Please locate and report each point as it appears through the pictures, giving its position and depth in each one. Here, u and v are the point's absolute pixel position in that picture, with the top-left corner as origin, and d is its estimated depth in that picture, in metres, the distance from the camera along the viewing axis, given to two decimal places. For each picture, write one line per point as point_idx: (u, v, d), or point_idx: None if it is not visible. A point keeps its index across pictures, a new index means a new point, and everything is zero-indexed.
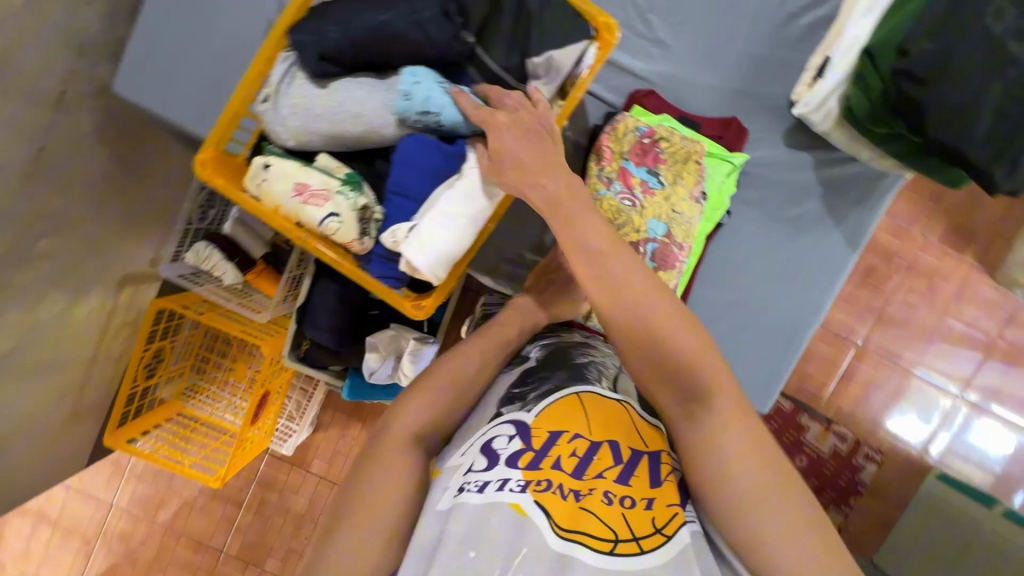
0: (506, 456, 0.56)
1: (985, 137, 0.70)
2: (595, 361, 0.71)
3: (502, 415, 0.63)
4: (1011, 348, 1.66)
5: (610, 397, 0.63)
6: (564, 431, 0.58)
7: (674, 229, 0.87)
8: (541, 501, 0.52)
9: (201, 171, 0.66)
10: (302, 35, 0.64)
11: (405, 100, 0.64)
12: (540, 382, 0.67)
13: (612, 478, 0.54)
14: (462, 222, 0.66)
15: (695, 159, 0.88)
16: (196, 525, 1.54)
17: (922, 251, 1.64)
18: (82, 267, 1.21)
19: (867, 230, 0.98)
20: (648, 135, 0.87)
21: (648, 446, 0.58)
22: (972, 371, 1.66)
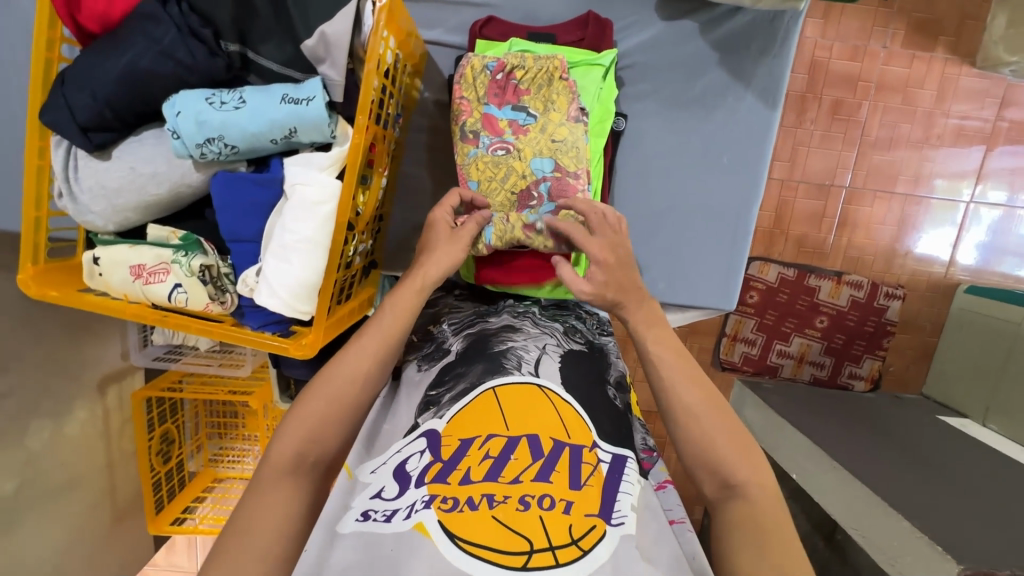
0: (415, 476, 0.51)
1: None
2: (518, 345, 0.65)
3: (416, 426, 0.57)
4: (1014, 128, 1.51)
5: (525, 384, 0.58)
6: (476, 436, 0.53)
7: (562, 159, 0.77)
8: (446, 522, 0.46)
9: (30, 291, 0.61)
10: (53, 113, 0.57)
11: (178, 138, 0.56)
12: (455, 380, 0.61)
13: (530, 480, 0.49)
14: (305, 247, 0.60)
15: (558, 77, 0.78)
16: None
17: (887, 65, 1.47)
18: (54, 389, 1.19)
19: (782, 81, 0.87)
20: (499, 70, 0.78)
21: (571, 438, 0.53)
22: (980, 167, 1.53)
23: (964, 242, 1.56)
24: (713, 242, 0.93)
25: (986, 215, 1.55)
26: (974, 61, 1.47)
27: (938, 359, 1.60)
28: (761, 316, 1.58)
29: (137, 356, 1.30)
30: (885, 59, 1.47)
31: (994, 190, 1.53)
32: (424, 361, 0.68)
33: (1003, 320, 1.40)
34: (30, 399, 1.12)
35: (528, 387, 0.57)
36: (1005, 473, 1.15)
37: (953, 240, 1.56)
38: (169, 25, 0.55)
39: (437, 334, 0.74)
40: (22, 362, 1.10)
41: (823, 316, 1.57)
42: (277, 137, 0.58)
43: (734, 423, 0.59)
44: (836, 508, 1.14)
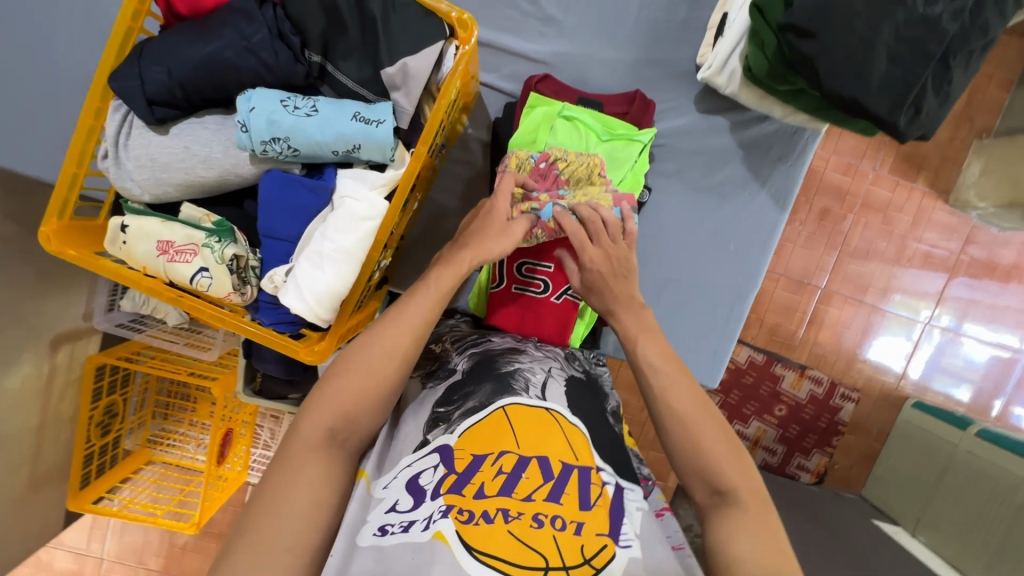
0: (431, 489, 0.54)
1: (882, 85, 0.65)
2: (525, 368, 0.68)
3: (427, 442, 0.58)
4: (975, 263, 1.65)
5: (535, 407, 0.61)
6: (489, 452, 0.56)
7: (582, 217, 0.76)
8: (462, 531, 0.50)
9: (49, 246, 0.60)
10: (122, 81, 0.57)
11: (245, 132, 0.57)
12: (464, 399, 0.63)
13: (542, 498, 0.53)
14: (339, 257, 0.61)
15: (597, 174, 0.79)
16: (191, 568, 1.54)
17: (873, 185, 1.60)
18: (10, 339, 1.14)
19: (794, 188, 0.95)
20: (542, 159, 0.78)
21: (579, 459, 0.57)
22: (943, 289, 1.66)
23: (917, 356, 1.67)
24: (707, 318, 0.98)
25: (938, 336, 1.67)
26: (949, 198, 1.62)
27: (880, 465, 1.68)
28: (726, 394, 1.64)
29: (100, 319, 1.23)
30: (872, 180, 1.60)
31: (951, 316, 1.65)
32: (429, 378, 0.70)
33: (943, 439, 1.48)
34: None
35: (538, 411, 0.60)
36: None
37: (908, 351, 1.67)
38: (260, 26, 0.57)
39: (442, 355, 0.75)
40: None
41: (782, 404, 1.64)
42: (338, 149, 0.60)
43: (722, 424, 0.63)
44: None
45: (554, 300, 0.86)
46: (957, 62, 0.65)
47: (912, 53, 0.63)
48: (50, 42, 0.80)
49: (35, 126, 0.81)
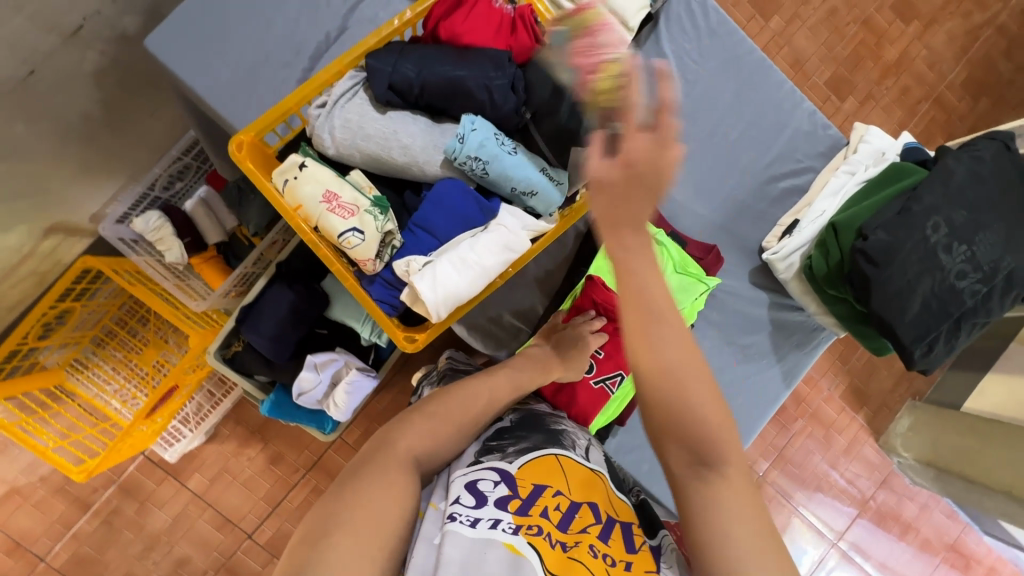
0: (495, 498, 0.56)
1: (913, 320, 0.83)
2: (569, 432, 0.75)
3: (481, 462, 0.62)
4: (879, 510, 1.76)
5: (584, 465, 0.67)
6: (548, 485, 0.60)
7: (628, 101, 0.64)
8: (533, 544, 0.53)
9: (235, 153, 0.66)
10: (377, 62, 0.68)
11: (459, 142, 0.67)
12: (517, 440, 0.68)
13: (595, 534, 0.56)
14: (478, 269, 0.69)
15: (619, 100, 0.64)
16: (18, 525, 1.35)
17: (824, 402, 1.74)
18: (19, 202, 1.10)
19: (800, 372, 1.11)
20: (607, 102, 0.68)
21: (621, 515, 0.60)
22: (846, 526, 1.74)
23: None
24: None
25: (833, 564, 1.74)
26: (878, 437, 1.76)
27: None
28: None
29: (105, 225, 1.21)
30: (824, 397, 1.75)
31: (850, 547, 1.74)
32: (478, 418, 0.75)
33: None
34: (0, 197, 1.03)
35: (587, 470, 0.66)
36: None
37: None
38: (505, 74, 0.70)
39: None
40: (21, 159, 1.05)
41: None
42: (517, 188, 0.71)
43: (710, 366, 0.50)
44: None
45: (592, 382, 0.92)
46: (965, 327, 0.85)
47: (938, 308, 0.83)
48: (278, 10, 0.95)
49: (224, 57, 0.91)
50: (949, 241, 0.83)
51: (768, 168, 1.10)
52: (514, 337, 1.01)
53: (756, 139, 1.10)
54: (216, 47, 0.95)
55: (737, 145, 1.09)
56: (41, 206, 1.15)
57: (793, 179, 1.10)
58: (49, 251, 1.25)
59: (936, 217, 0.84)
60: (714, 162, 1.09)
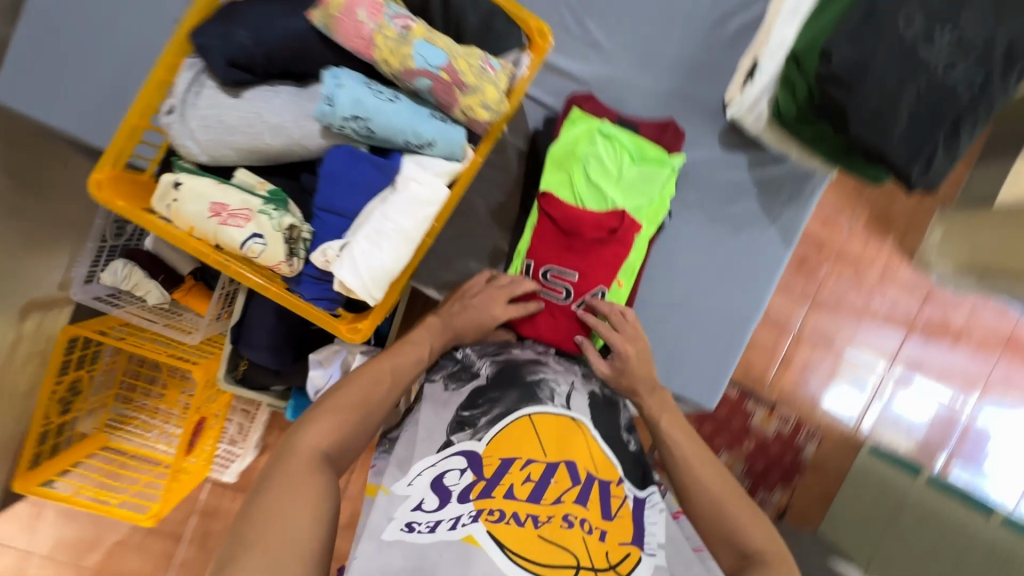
0: (459, 491, 0.56)
1: (903, 137, 0.72)
2: (549, 377, 0.69)
3: (450, 444, 0.61)
4: (929, 324, 1.69)
5: (559, 416, 0.63)
6: (517, 457, 0.59)
7: (458, 62, 0.59)
8: (495, 532, 0.53)
9: (99, 194, 0.58)
10: (206, 39, 0.58)
11: (328, 105, 0.58)
12: (489, 405, 0.64)
13: (571, 501, 0.57)
14: (398, 238, 0.62)
15: (406, 43, 0.57)
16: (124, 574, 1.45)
17: (846, 240, 1.64)
18: None
19: (798, 230, 1.02)
20: (402, 21, 0.57)
21: (600, 471, 0.60)
22: (898, 345, 1.69)
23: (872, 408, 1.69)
24: (709, 343, 1.02)
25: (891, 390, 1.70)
26: (912, 258, 1.67)
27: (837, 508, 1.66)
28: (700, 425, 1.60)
29: (76, 290, 1.17)
30: (845, 236, 1.65)
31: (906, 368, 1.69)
32: (453, 379, 0.70)
33: (896, 482, 1.50)
34: None
35: (563, 420, 0.63)
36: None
37: (863, 402, 1.69)
38: None
39: (461, 354, 0.74)
40: None
41: (751, 440, 1.64)
42: (411, 140, 0.62)
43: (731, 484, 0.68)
44: None
45: (574, 308, 0.86)
46: (965, 128, 0.73)
47: (929, 113, 0.71)
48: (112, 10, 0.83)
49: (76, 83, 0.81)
50: (928, 31, 0.70)
51: (713, 8, 0.95)
52: None
53: None
54: (75, 75, 0.85)
55: None
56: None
57: (744, 13, 0.95)
58: (37, 329, 1.24)
59: (907, 6, 0.70)
60: (649, 24, 0.95)
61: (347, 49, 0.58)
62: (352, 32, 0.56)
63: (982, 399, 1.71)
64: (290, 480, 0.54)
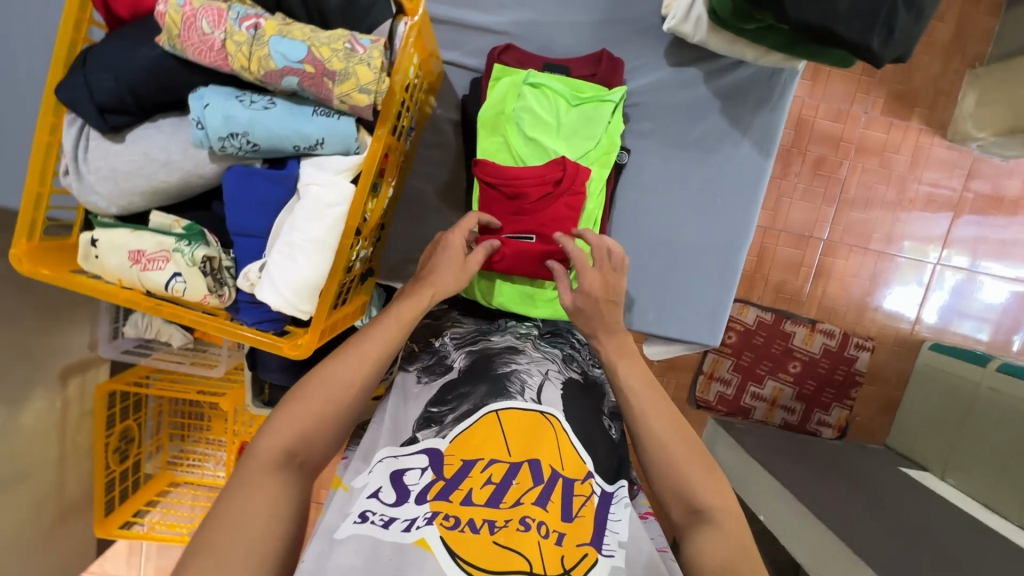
0: (416, 492, 0.54)
1: (849, 9, 0.63)
2: (522, 368, 0.66)
3: (416, 441, 0.59)
4: (980, 199, 1.51)
5: (528, 410, 0.60)
6: (479, 458, 0.56)
7: (318, 49, 0.55)
8: (448, 538, 0.50)
9: (21, 268, 0.60)
10: (70, 91, 0.57)
11: (201, 129, 0.56)
12: (458, 401, 0.62)
13: (530, 503, 0.53)
14: (312, 246, 0.60)
15: (260, 44, 0.54)
16: None
17: (866, 128, 1.47)
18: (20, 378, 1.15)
19: (777, 133, 0.92)
20: (249, 23, 0.54)
21: (566, 470, 0.56)
22: (949, 228, 1.51)
23: (930, 301, 1.54)
24: (702, 277, 0.96)
25: (951, 278, 1.53)
26: (946, 133, 1.48)
27: (902, 415, 1.55)
28: (737, 357, 1.51)
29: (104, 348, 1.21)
30: (865, 124, 1.46)
31: (963, 253, 1.52)
32: (426, 372, 0.69)
33: (964, 379, 1.37)
34: None
35: (532, 415, 0.60)
36: (972, 529, 1.08)
37: (923, 293, 1.53)
38: None
39: (439, 347, 0.74)
40: None
41: (796, 361, 1.52)
42: (299, 144, 0.59)
43: (690, 440, 0.63)
44: (804, 556, 1.09)
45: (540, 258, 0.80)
46: None
47: None
48: None
49: None
50: None
51: None
52: None
53: None
54: None
55: None
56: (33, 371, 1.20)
57: None
58: (81, 390, 1.33)
59: None
60: None
61: (206, 65, 0.56)
62: (203, 46, 0.54)
63: None
64: (247, 485, 0.53)
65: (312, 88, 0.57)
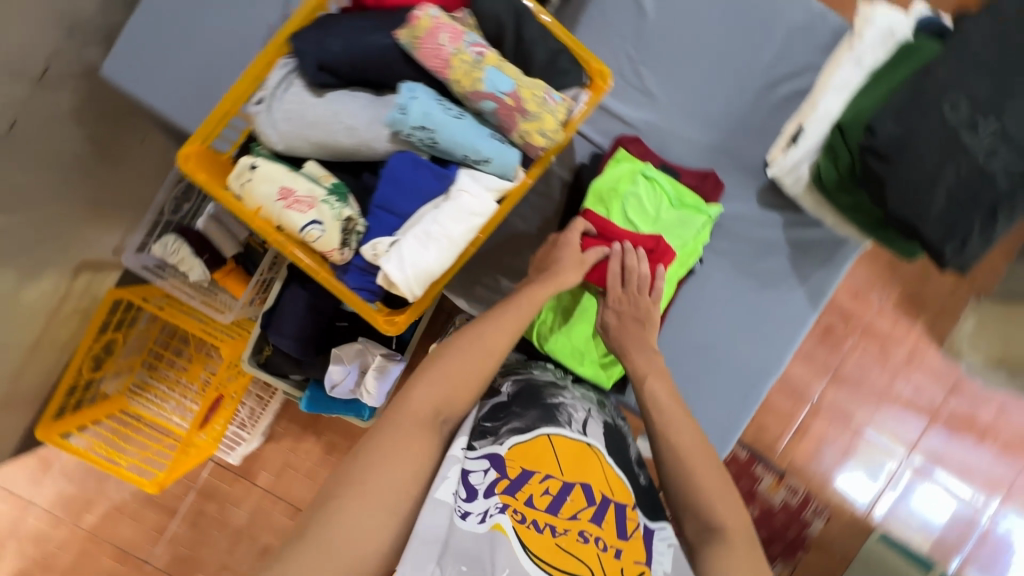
0: (484, 488, 0.58)
1: (939, 214, 0.75)
2: (566, 404, 0.72)
3: (475, 448, 0.62)
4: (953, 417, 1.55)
5: (576, 438, 0.65)
6: (536, 471, 0.60)
7: (523, 89, 0.65)
8: (518, 530, 0.55)
9: (184, 165, 0.66)
10: (302, 44, 0.65)
11: (401, 114, 0.64)
12: (511, 418, 0.67)
13: (587, 519, 0.57)
14: (444, 242, 0.67)
15: (479, 68, 0.63)
16: (123, 535, 1.43)
17: (877, 315, 1.56)
18: (40, 247, 1.14)
19: (828, 291, 1.03)
20: (477, 48, 0.64)
21: (616, 494, 0.61)
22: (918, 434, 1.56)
23: (882, 497, 1.55)
24: (727, 392, 1.02)
25: (908, 478, 1.55)
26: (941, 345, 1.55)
27: None
28: None
29: (127, 257, 1.24)
30: (876, 311, 1.55)
31: (925, 459, 1.55)
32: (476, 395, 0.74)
33: None
34: (17, 244, 1.08)
35: (580, 444, 0.64)
36: None
37: (875, 489, 1.55)
38: None
39: None
40: (29, 208, 1.09)
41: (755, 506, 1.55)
42: (469, 155, 0.67)
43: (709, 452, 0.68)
44: None
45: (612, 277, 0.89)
46: (1004, 213, 0.74)
47: (969, 199, 0.74)
48: (219, 12, 0.95)
49: (177, 77, 0.94)
50: (972, 119, 0.74)
51: (761, 76, 1.01)
52: None
53: (742, 48, 1.00)
54: (175, 63, 0.94)
55: (724, 58, 1.01)
56: (61, 249, 1.19)
57: (792, 83, 1.01)
58: (84, 289, 1.29)
59: (950, 96, 0.75)
60: (702, 82, 1.01)
61: (425, 66, 0.64)
62: (433, 53, 0.63)
63: (1005, 505, 1.54)
64: (383, 440, 0.57)
65: (501, 117, 0.66)
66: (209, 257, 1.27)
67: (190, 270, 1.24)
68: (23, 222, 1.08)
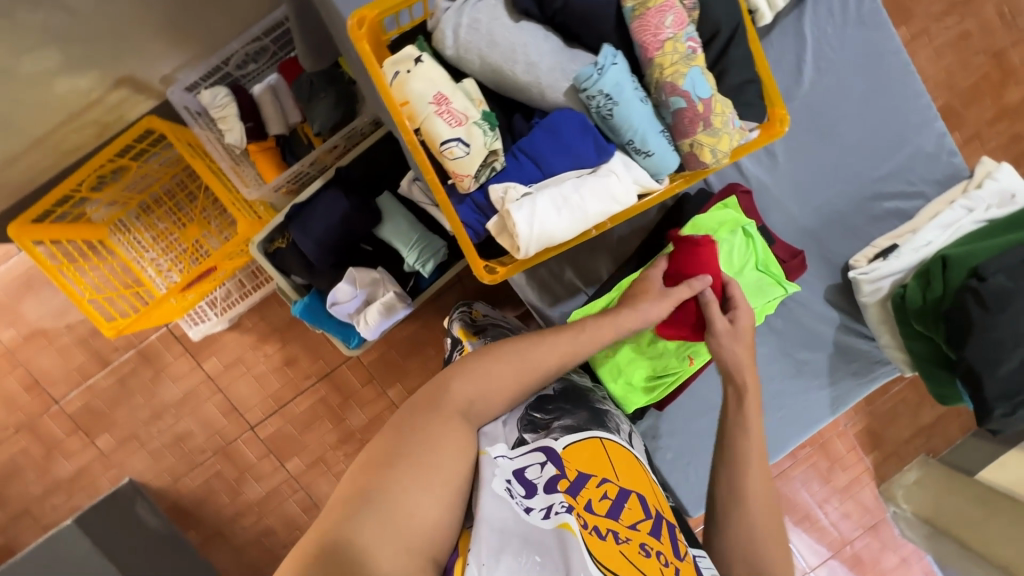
0: (544, 483, 0.56)
1: (1003, 374, 0.79)
2: (613, 414, 0.73)
3: (526, 442, 0.61)
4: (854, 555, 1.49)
5: (627, 449, 0.65)
6: (593, 474, 0.59)
7: (717, 102, 0.63)
8: (587, 534, 0.53)
9: (354, 29, 0.61)
10: None
11: (595, 72, 0.61)
12: (560, 415, 0.65)
13: (646, 530, 0.57)
14: (577, 213, 0.64)
15: (688, 62, 0.62)
16: (42, 364, 1.30)
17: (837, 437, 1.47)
18: (99, 47, 0.98)
19: (850, 401, 1.06)
20: (692, 44, 0.63)
21: (666, 512, 0.61)
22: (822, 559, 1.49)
23: None
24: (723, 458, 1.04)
25: None
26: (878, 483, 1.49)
27: None
28: None
29: (173, 90, 1.13)
30: (839, 432, 1.48)
31: None
32: None
33: None
34: (81, 30, 0.93)
35: (631, 457, 0.64)
36: None
37: None
38: None
39: None
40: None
41: None
42: (635, 142, 0.65)
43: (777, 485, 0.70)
44: None
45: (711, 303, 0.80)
46: None
47: None
48: None
49: None
50: None
51: (876, 184, 1.03)
52: (571, 295, 0.98)
53: (870, 151, 1.02)
54: None
55: (851, 154, 1.02)
56: (117, 55, 1.03)
57: (898, 202, 1.03)
58: (116, 104, 1.14)
59: None
60: (823, 165, 1.02)
61: (634, 39, 0.63)
62: (652, 29, 0.62)
63: None
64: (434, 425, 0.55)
65: (684, 119, 0.63)
66: (253, 126, 1.19)
67: (228, 131, 1.15)
68: (103, 10, 0.92)
